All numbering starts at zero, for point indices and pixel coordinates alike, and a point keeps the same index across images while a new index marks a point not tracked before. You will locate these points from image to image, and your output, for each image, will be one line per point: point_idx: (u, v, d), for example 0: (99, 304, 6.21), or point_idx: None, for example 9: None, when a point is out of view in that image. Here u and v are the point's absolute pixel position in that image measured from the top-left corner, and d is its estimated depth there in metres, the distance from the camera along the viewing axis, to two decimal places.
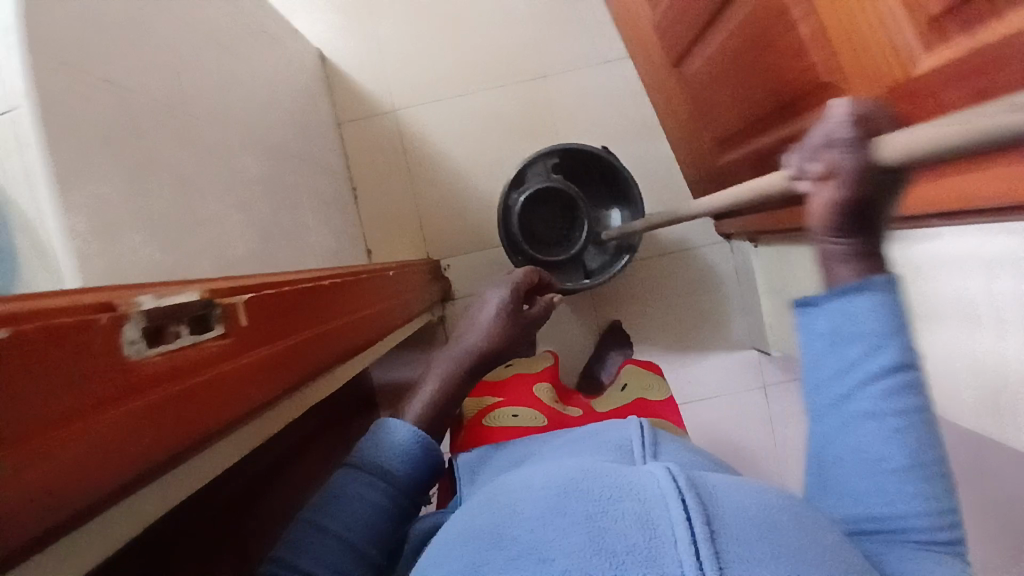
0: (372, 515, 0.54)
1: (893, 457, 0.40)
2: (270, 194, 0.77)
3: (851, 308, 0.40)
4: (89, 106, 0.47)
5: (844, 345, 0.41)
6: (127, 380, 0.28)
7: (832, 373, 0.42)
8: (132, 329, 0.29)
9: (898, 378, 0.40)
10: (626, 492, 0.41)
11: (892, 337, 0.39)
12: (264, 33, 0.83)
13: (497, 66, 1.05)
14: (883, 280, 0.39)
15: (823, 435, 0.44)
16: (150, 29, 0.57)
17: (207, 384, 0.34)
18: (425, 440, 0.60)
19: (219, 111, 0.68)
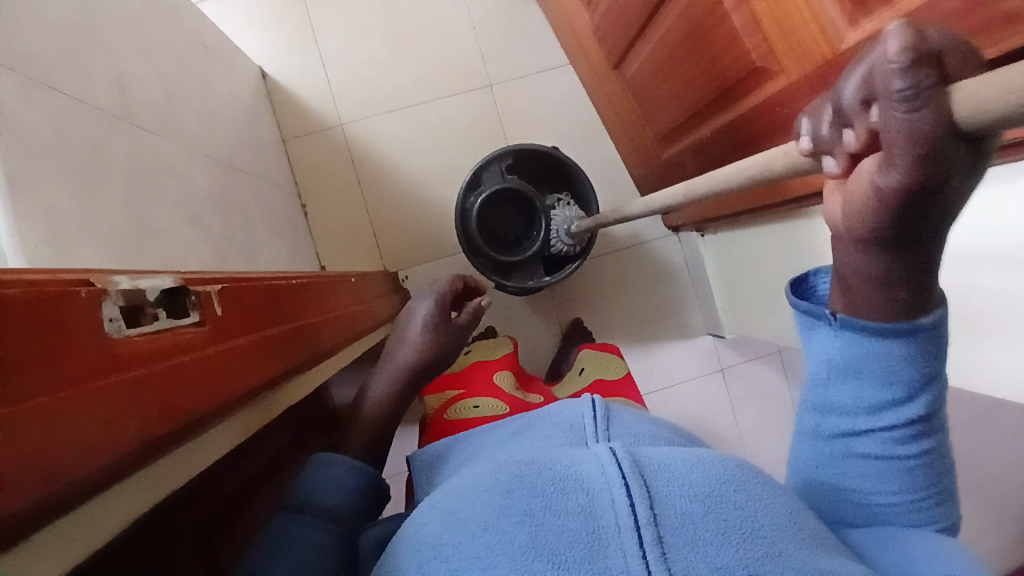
0: (324, 551, 0.49)
1: (889, 479, 0.43)
2: (222, 208, 0.74)
3: (876, 349, 0.39)
4: (33, 107, 0.45)
5: (863, 383, 0.41)
6: (118, 358, 0.26)
7: (844, 403, 0.43)
8: (110, 306, 0.26)
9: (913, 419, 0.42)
10: (570, 484, 0.41)
11: (916, 385, 0.40)
12: (204, 47, 0.82)
13: (442, 77, 1.07)
14: (930, 328, 0.38)
15: (828, 454, 0.46)
16: (91, 35, 0.55)
17: (197, 370, 0.31)
18: (362, 469, 0.59)
19: (166, 122, 0.66)
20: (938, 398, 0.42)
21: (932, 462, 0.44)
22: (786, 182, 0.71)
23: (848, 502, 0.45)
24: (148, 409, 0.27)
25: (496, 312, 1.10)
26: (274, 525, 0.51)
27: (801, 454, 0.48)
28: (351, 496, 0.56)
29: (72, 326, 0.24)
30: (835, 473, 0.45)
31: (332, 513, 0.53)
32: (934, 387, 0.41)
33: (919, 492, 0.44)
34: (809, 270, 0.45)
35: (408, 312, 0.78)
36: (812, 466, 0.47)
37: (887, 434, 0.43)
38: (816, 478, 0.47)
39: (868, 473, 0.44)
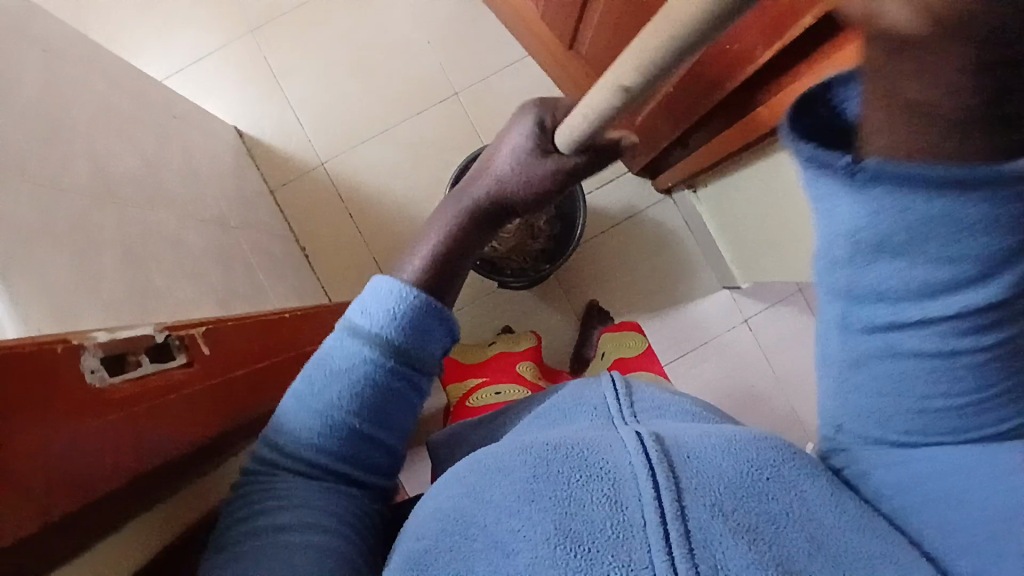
0: (363, 391, 0.51)
1: (956, 381, 0.37)
2: (221, 263, 0.77)
3: (946, 212, 0.33)
4: (18, 197, 0.48)
5: (917, 252, 0.35)
6: (86, 406, 0.31)
7: (884, 282, 0.36)
8: (90, 357, 0.33)
9: (985, 307, 0.35)
10: (595, 472, 0.40)
11: (982, 262, 0.34)
12: (175, 115, 0.85)
13: (409, 96, 1.09)
14: (990, 188, 0.31)
15: (845, 350, 0.41)
16: (63, 124, 0.58)
17: (163, 414, 0.37)
18: (430, 303, 0.54)
19: (148, 192, 0.68)
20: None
21: (1012, 360, 0.37)
22: (757, 114, 0.70)
23: (894, 412, 0.39)
24: (110, 449, 0.33)
25: (507, 310, 1.11)
26: (326, 345, 0.53)
27: (834, 351, 0.42)
28: (406, 324, 0.53)
29: (45, 379, 0.29)
30: (876, 373, 0.40)
31: (386, 350, 0.52)
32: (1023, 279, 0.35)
33: (977, 390, 0.37)
34: (838, 82, 0.37)
35: (510, 129, 0.62)
36: (846, 362, 0.41)
37: (946, 327, 0.36)
38: (852, 377, 0.41)
39: (922, 375, 0.38)
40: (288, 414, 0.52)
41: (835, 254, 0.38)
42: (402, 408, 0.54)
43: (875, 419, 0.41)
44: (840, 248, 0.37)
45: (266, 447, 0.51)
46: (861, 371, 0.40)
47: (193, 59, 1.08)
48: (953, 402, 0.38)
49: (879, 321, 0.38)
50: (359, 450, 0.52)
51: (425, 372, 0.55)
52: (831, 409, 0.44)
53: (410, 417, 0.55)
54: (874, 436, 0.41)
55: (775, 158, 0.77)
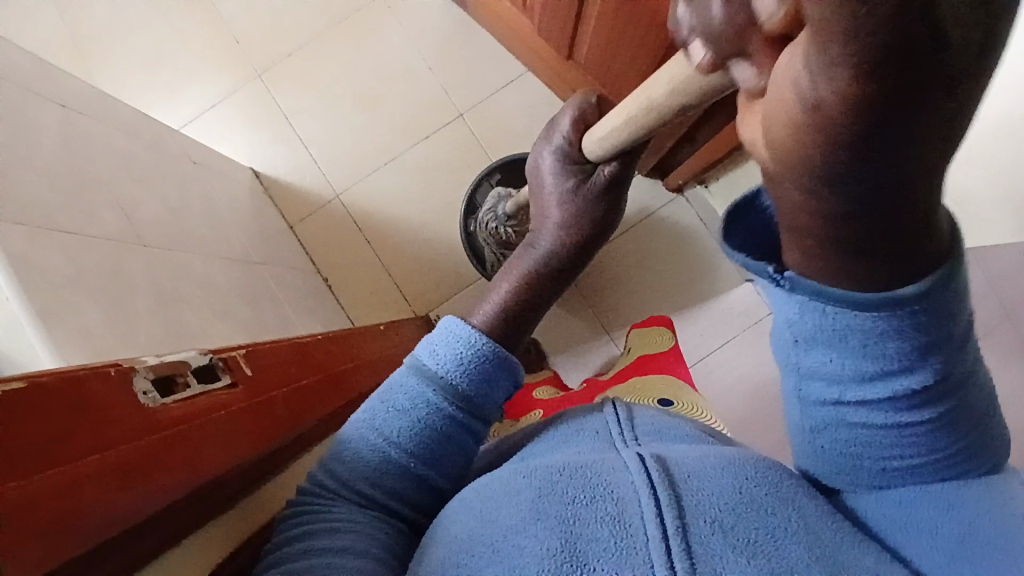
0: (425, 433, 0.52)
1: (902, 446, 0.42)
2: (247, 299, 0.78)
3: (879, 323, 0.36)
4: (53, 249, 0.50)
5: (841, 348, 0.38)
6: (142, 424, 0.33)
7: (832, 372, 0.40)
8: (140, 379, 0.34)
9: (911, 394, 0.40)
10: (599, 494, 0.44)
11: (914, 360, 0.38)
12: (192, 161, 0.88)
13: (416, 121, 1.11)
14: (910, 300, 0.35)
15: (806, 416, 0.44)
16: (88, 178, 0.61)
17: (216, 431, 0.39)
18: (496, 353, 0.56)
19: (173, 235, 0.71)
20: (944, 363, 0.39)
21: (947, 426, 0.41)
22: None
23: (858, 466, 0.44)
24: (169, 464, 0.34)
25: None
26: (393, 378, 0.55)
27: (794, 412, 0.46)
28: (473, 370, 0.54)
29: (102, 403, 0.31)
30: (835, 438, 0.43)
31: (452, 395, 0.53)
32: (943, 365, 0.39)
33: (935, 447, 0.42)
34: (754, 189, 0.37)
35: (539, 167, 0.61)
36: (813, 423, 0.44)
37: (888, 406, 0.40)
38: (821, 435, 0.44)
39: (875, 442, 0.42)
40: (350, 444, 0.53)
41: (786, 341, 0.41)
42: (459, 456, 0.54)
43: (852, 463, 0.44)
44: (784, 333, 0.41)
45: (324, 472, 0.52)
46: (822, 435, 0.44)
47: (205, 108, 1.12)
48: (910, 461, 0.42)
49: (827, 398, 0.42)
50: (414, 492, 0.53)
51: (483, 421, 0.56)
52: (806, 454, 0.48)
53: (463, 465, 0.55)
54: (859, 473, 0.45)
55: None
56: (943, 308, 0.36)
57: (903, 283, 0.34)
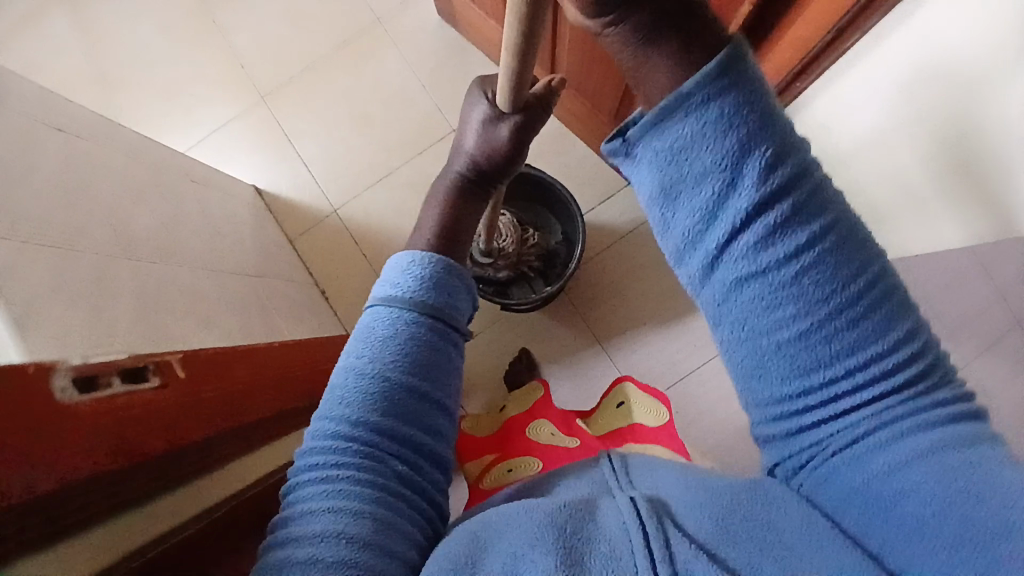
0: (402, 347, 0.57)
1: (788, 306, 0.42)
2: (237, 310, 0.82)
3: (694, 135, 0.41)
4: (37, 261, 0.54)
5: (694, 193, 0.42)
6: (62, 414, 0.39)
7: (693, 219, 0.43)
8: (63, 378, 0.41)
9: (762, 208, 0.41)
10: (589, 530, 0.43)
11: (737, 163, 0.41)
12: (192, 179, 0.93)
13: (410, 138, 1.15)
14: (698, 92, 0.40)
15: (712, 305, 0.45)
16: (82, 194, 0.66)
17: (130, 428, 0.45)
18: (445, 265, 0.62)
19: (165, 249, 0.75)
20: (774, 153, 0.41)
21: (827, 265, 0.42)
22: None
23: (767, 356, 0.43)
24: (83, 448, 0.40)
25: (524, 333, 1.12)
26: (365, 319, 0.59)
27: (703, 317, 0.47)
28: (426, 283, 0.60)
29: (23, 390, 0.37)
30: (739, 317, 0.44)
31: (413, 308, 0.59)
32: (781, 163, 0.41)
33: (822, 294, 0.41)
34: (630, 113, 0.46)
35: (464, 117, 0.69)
36: (716, 307, 0.45)
37: (751, 247, 0.42)
38: (735, 332, 0.44)
39: (769, 304, 0.42)
40: (341, 386, 0.57)
41: (657, 223, 0.45)
42: (438, 362, 0.59)
43: (776, 369, 0.43)
44: (652, 211, 0.45)
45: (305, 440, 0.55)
46: (723, 326, 0.45)
47: (213, 128, 1.18)
48: (802, 325, 0.42)
49: (704, 265, 0.44)
50: (417, 411, 0.57)
51: (450, 327, 0.61)
52: (748, 393, 0.46)
53: (446, 371, 0.60)
54: (783, 382, 0.43)
55: None
56: (749, 121, 0.40)
57: (689, 74, 0.40)
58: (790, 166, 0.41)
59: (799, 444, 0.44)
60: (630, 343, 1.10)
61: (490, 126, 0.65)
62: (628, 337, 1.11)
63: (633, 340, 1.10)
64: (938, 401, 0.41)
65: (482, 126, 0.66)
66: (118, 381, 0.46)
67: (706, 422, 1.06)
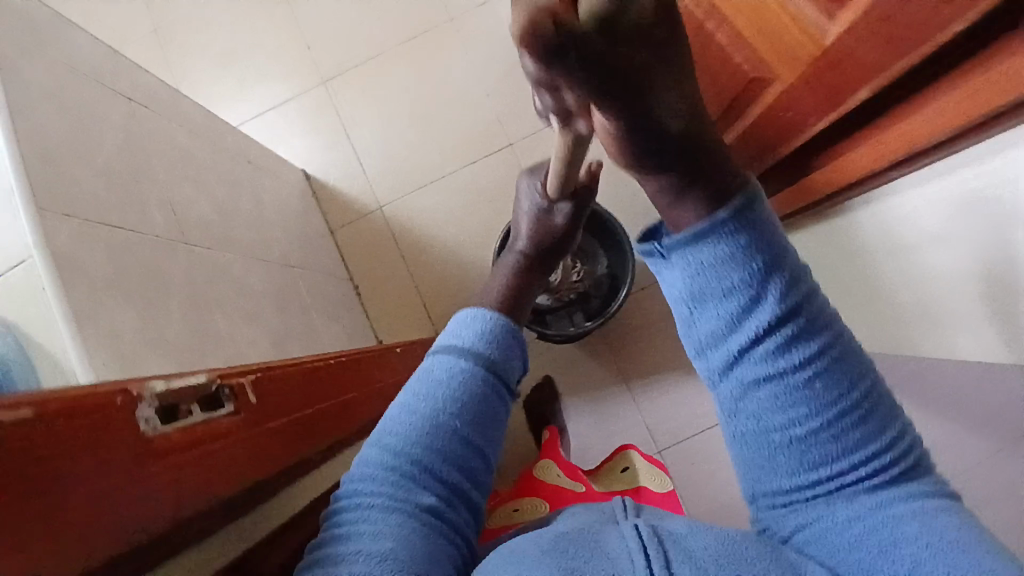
0: (463, 395, 0.59)
1: (800, 407, 0.48)
2: (279, 303, 0.81)
3: (724, 261, 0.49)
4: (99, 246, 0.53)
5: (716, 302, 0.50)
6: (133, 454, 0.36)
7: (715, 326, 0.50)
8: (144, 410, 0.38)
9: (777, 323, 0.48)
10: (597, 554, 0.46)
11: (755, 285, 0.49)
12: (248, 161, 0.92)
13: (466, 145, 1.13)
14: (727, 224, 0.49)
15: (726, 399, 0.52)
16: (141, 174, 0.64)
17: (206, 463, 0.41)
18: (511, 326, 0.66)
19: (218, 235, 0.74)
20: (790, 289, 0.49)
21: (831, 368, 0.49)
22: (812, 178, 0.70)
23: (769, 443, 0.50)
24: (150, 494, 0.37)
25: (553, 360, 1.10)
26: (428, 363, 0.62)
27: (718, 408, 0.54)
28: (494, 339, 0.64)
29: (106, 445, 0.35)
30: (748, 413, 0.50)
31: (479, 360, 0.62)
32: (796, 299, 0.49)
33: (824, 402, 0.48)
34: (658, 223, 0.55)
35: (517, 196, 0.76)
36: (731, 402, 0.51)
37: (766, 353, 0.49)
38: (743, 421, 0.51)
39: (775, 406, 0.49)
40: (394, 419, 0.58)
41: (689, 322, 0.52)
42: (493, 411, 0.61)
43: (782, 455, 0.49)
44: (681, 311, 0.52)
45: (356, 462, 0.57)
46: (738, 419, 0.51)
47: (269, 107, 1.16)
48: (805, 424, 0.48)
49: (722, 364, 0.51)
50: (466, 456, 0.58)
51: (507, 387, 0.64)
52: (748, 479, 0.52)
53: (499, 424, 0.62)
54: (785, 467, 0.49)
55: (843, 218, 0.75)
56: (758, 242, 0.49)
57: (720, 208, 0.50)
58: (801, 299, 0.49)
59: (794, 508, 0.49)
60: (656, 385, 1.08)
61: (545, 211, 0.72)
62: (656, 379, 1.09)
63: (661, 383, 1.08)
64: (912, 477, 0.48)
65: (536, 209, 0.73)
66: (195, 410, 0.42)
67: (725, 478, 1.04)
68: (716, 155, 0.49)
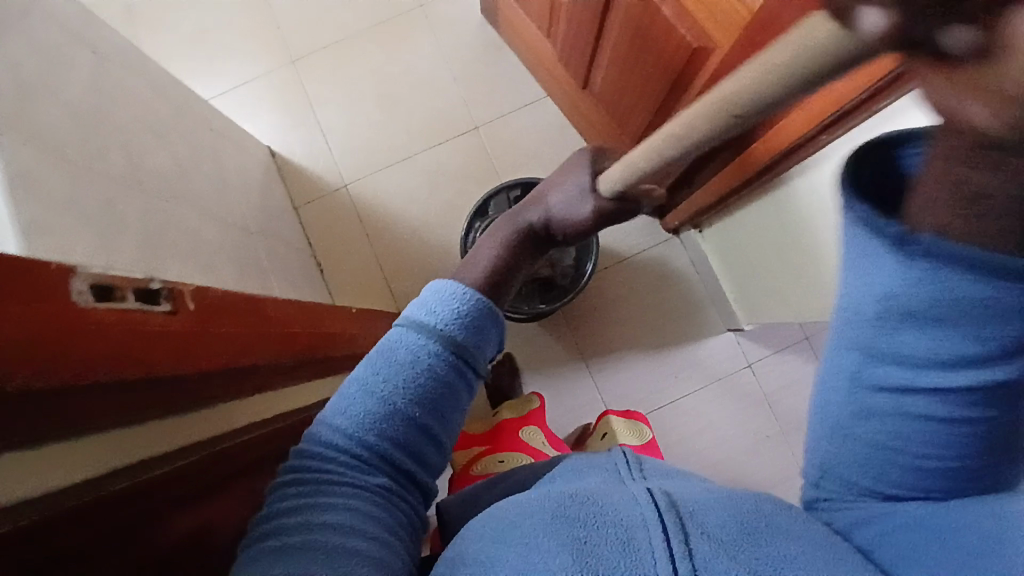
0: (426, 381, 0.58)
1: (950, 451, 0.39)
2: (235, 260, 0.81)
3: (973, 300, 0.34)
4: (52, 174, 0.53)
5: (939, 327, 0.36)
6: (78, 320, 0.32)
7: (914, 343, 0.38)
8: (81, 281, 0.34)
9: (994, 387, 0.37)
10: (607, 519, 0.43)
11: (1009, 348, 0.35)
12: (211, 127, 0.93)
13: (431, 128, 1.15)
14: (1013, 284, 0.32)
15: (872, 403, 0.41)
16: (104, 119, 0.65)
17: (148, 348, 0.37)
18: (486, 307, 0.64)
19: (175, 189, 0.75)
20: None
21: (995, 437, 0.39)
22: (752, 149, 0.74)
23: (890, 461, 0.41)
24: (91, 363, 0.33)
25: (513, 338, 1.12)
26: (393, 336, 0.60)
27: (832, 398, 0.44)
28: (467, 323, 0.62)
29: (37, 286, 0.30)
30: (883, 428, 0.41)
31: (447, 343, 0.60)
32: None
33: (980, 459, 0.39)
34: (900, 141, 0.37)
35: (564, 175, 0.72)
36: (863, 408, 0.42)
37: (955, 399, 0.38)
38: (871, 426, 0.42)
39: (921, 437, 0.40)
40: (352, 396, 0.57)
41: (873, 309, 0.38)
42: (455, 398, 0.60)
43: (894, 472, 0.41)
44: (871, 305, 0.38)
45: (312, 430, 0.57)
46: (860, 427, 0.43)
47: (236, 83, 1.17)
48: (943, 465, 0.40)
49: (892, 385, 0.40)
50: (418, 439, 0.57)
51: (476, 370, 0.63)
52: (822, 458, 0.46)
53: (460, 408, 0.61)
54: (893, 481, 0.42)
55: (778, 195, 0.79)
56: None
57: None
58: None
59: (840, 497, 0.45)
60: (613, 363, 1.11)
61: (580, 196, 0.69)
62: (612, 358, 1.12)
63: (618, 361, 1.11)
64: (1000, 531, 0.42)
65: (570, 198, 0.70)
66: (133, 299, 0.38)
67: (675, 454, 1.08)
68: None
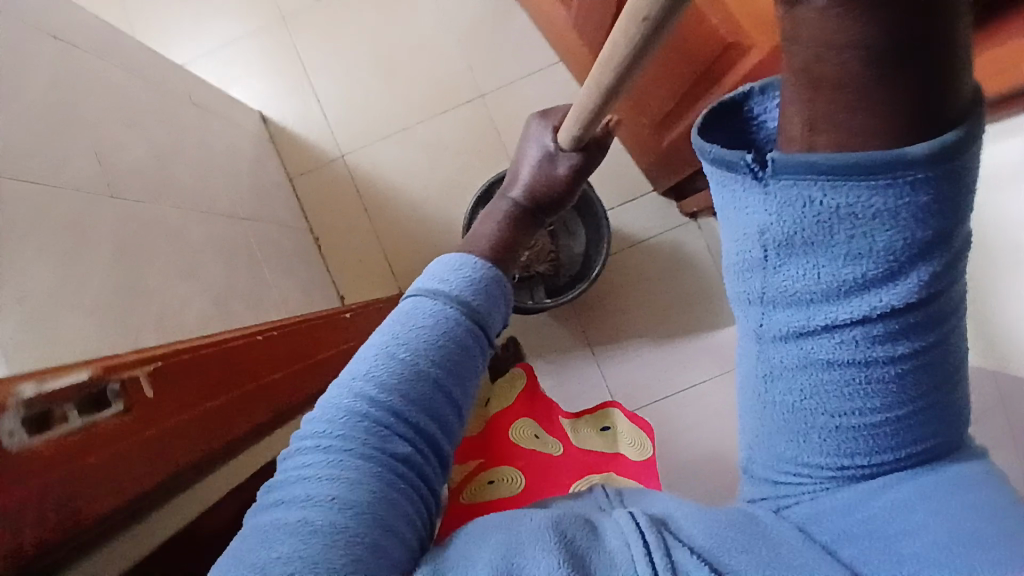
0: (441, 345, 0.48)
1: (871, 401, 0.35)
2: (223, 256, 0.77)
3: (861, 202, 0.30)
4: (8, 200, 0.49)
5: (822, 246, 0.32)
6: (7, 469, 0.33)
7: (798, 280, 0.33)
8: (11, 418, 0.34)
9: (901, 311, 0.33)
10: (578, 530, 0.38)
11: (903, 255, 0.31)
12: (193, 102, 0.85)
13: (433, 96, 1.07)
14: (917, 164, 0.29)
15: (782, 363, 0.37)
16: (68, 119, 0.59)
17: (100, 467, 0.38)
18: (497, 277, 0.55)
19: (155, 186, 0.69)
20: (943, 268, 0.32)
21: (923, 375, 0.35)
22: None
23: (810, 427, 0.37)
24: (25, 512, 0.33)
25: (517, 322, 1.09)
26: (404, 304, 0.51)
27: (751, 367, 0.40)
28: (480, 287, 0.53)
29: None
30: (792, 389, 0.37)
31: (463, 307, 0.51)
32: (941, 280, 0.32)
33: (903, 404, 0.35)
34: (751, 91, 0.37)
35: (523, 143, 0.67)
36: (774, 368, 0.37)
37: (861, 334, 0.34)
38: (784, 391, 0.37)
39: (832, 393, 0.36)
40: (357, 369, 0.46)
41: (754, 248, 0.35)
42: (468, 370, 0.50)
43: (823, 446, 0.37)
44: (752, 248, 0.34)
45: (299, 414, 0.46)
46: (773, 385, 0.38)
47: (224, 41, 1.08)
48: (867, 419, 0.36)
49: (789, 332, 0.35)
50: (431, 409, 0.47)
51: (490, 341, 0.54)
52: (750, 441, 0.42)
53: (475, 384, 0.51)
54: (818, 453, 0.37)
55: None
56: (956, 201, 0.30)
57: (914, 137, 0.29)
58: (944, 275, 0.32)
59: (785, 489, 0.40)
60: (619, 351, 1.08)
61: (552, 156, 0.63)
62: (619, 345, 1.08)
63: (624, 349, 1.08)
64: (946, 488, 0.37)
65: (543, 158, 0.64)
66: (75, 415, 0.38)
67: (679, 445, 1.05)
68: (958, 84, 0.28)
